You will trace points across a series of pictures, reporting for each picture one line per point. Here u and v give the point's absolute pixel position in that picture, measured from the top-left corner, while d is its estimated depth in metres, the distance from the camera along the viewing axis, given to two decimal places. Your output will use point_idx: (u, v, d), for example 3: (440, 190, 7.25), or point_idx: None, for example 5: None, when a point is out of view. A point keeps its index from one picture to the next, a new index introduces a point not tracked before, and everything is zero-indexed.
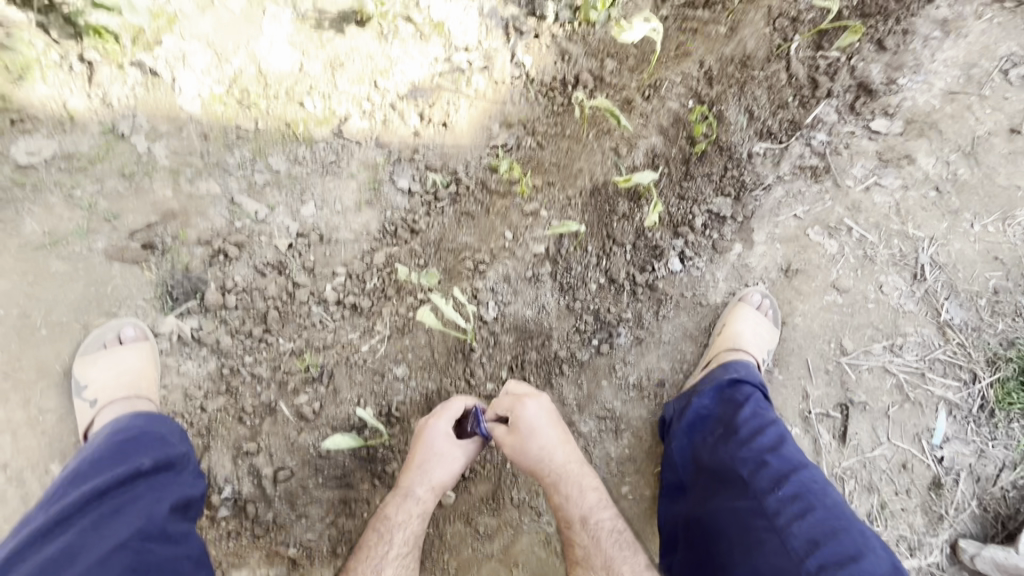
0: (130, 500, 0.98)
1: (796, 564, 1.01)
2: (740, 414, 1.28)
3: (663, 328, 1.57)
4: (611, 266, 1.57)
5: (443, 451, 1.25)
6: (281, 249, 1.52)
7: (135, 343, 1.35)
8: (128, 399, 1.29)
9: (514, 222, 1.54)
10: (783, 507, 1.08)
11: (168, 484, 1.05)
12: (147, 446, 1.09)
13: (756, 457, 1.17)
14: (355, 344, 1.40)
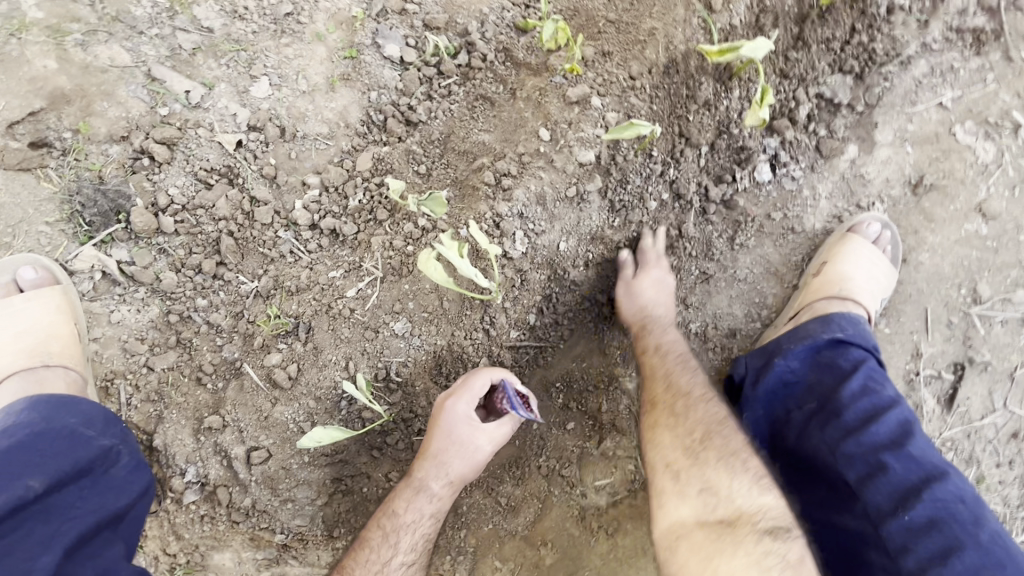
0: (9, 550, 0.73)
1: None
2: (843, 388, 0.89)
3: (739, 262, 1.21)
4: (679, 177, 1.16)
5: (465, 440, 0.98)
6: (227, 149, 1.11)
7: (35, 292, 1.00)
8: (35, 373, 0.98)
9: (551, 113, 1.06)
10: (910, 543, 0.77)
11: (67, 513, 0.80)
12: (43, 454, 0.82)
13: (868, 457, 0.83)
14: (339, 287, 1.05)
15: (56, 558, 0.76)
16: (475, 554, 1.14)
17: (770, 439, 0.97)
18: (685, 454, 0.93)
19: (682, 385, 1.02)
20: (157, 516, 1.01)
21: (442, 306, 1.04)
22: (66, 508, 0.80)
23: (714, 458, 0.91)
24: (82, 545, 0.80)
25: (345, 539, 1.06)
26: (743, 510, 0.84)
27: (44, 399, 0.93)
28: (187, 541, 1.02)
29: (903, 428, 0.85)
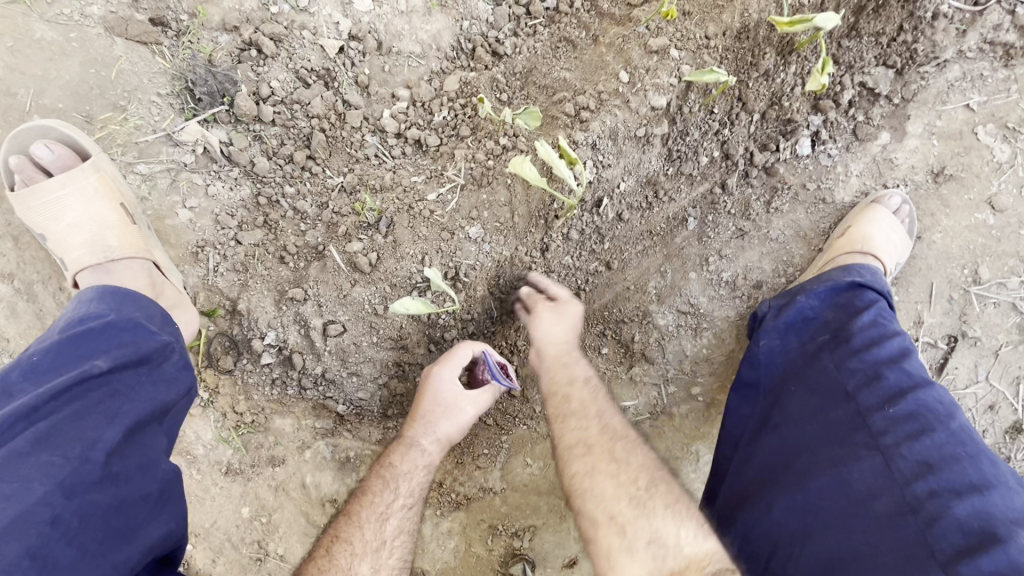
0: (73, 420, 0.75)
1: (899, 485, 0.89)
2: (857, 320, 1.08)
3: (773, 223, 1.34)
4: (730, 138, 1.27)
5: (452, 402, 1.02)
6: (328, 54, 1.18)
7: (69, 175, 1.00)
8: (103, 266, 0.99)
9: (632, 59, 1.17)
10: (890, 427, 0.95)
11: (128, 397, 0.80)
12: (107, 343, 0.83)
13: (869, 371, 1.02)
14: (420, 190, 1.15)
15: (120, 433, 0.77)
16: (510, 452, 1.21)
17: (787, 361, 1.14)
18: (632, 504, 0.88)
19: (617, 427, 1.00)
20: (232, 375, 1.11)
21: (513, 221, 1.16)
22: (127, 390, 0.81)
23: (660, 506, 0.88)
24: (143, 427, 0.81)
25: (397, 419, 1.17)
26: (690, 560, 0.80)
27: (110, 289, 0.93)
28: (255, 402, 1.12)
29: (901, 354, 1.05)
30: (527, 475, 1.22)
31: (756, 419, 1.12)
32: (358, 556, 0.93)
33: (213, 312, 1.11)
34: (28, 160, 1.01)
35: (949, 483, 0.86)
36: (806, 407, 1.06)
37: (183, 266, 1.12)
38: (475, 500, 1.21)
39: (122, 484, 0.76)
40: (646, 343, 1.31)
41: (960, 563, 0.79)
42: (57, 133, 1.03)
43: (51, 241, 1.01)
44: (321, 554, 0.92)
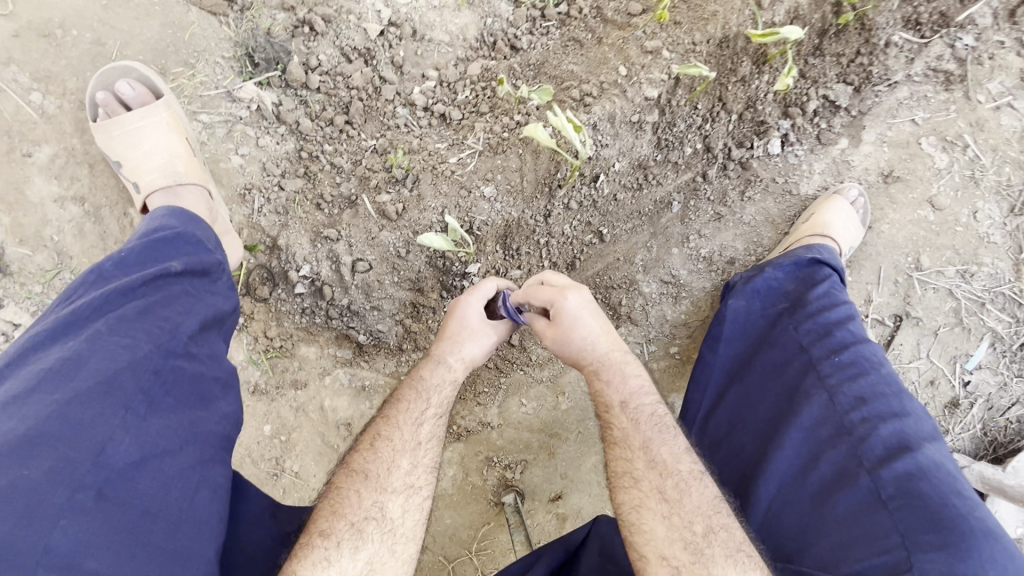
0: (160, 303, 0.90)
1: (839, 414, 1.07)
2: (813, 291, 1.26)
3: (746, 210, 1.53)
4: (712, 133, 1.47)
5: (476, 326, 1.16)
6: (370, 34, 1.36)
7: (145, 110, 1.16)
8: (171, 188, 1.14)
9: (631, 57, 1.38)
10: (834, 371, 1.12)
11: (197, 297, 0.96)
12: (180, 250, 0.99)
13: (819, 328, 1.19)
14: (443, 154, 1.32)
15: (196, 322, 0.92)
16: (507, 392, 1.35)
17: (750, 322, 1.31)
18: (687, 550, 0.93)
19: (666, 462, 1.04)
20: (267, 303, 1.27)
21: (521, 185, 1.34)
22: (196, 292, 0.96)
23: (719, 554, 0.91)
24: (213, 323, 0.96)
25: (409, 355, 1.31)
26: None
27: (179, 210, 1.09)
28: (284, 329, 1.28)
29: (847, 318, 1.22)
30: (521, 415, 1.35)
31: (722, 367, 1.28)
32: (397, 451, 1.03)
33: (254, 248, 1.27)
34: (110, 95, 1.16)
35: (878, 411, 1.05)
36: (767, 360, 1.23)
37: (231, 205, 1.28)
38: (472, 433, 1.35)
39: (198, 363, 0.90)
40: (631, 307, 1.48)
41: (882, 468, 0.98)
42: (133, 76, 1.18)
43: (126, 167, 1.16)
44: (368, 447, 1.04)
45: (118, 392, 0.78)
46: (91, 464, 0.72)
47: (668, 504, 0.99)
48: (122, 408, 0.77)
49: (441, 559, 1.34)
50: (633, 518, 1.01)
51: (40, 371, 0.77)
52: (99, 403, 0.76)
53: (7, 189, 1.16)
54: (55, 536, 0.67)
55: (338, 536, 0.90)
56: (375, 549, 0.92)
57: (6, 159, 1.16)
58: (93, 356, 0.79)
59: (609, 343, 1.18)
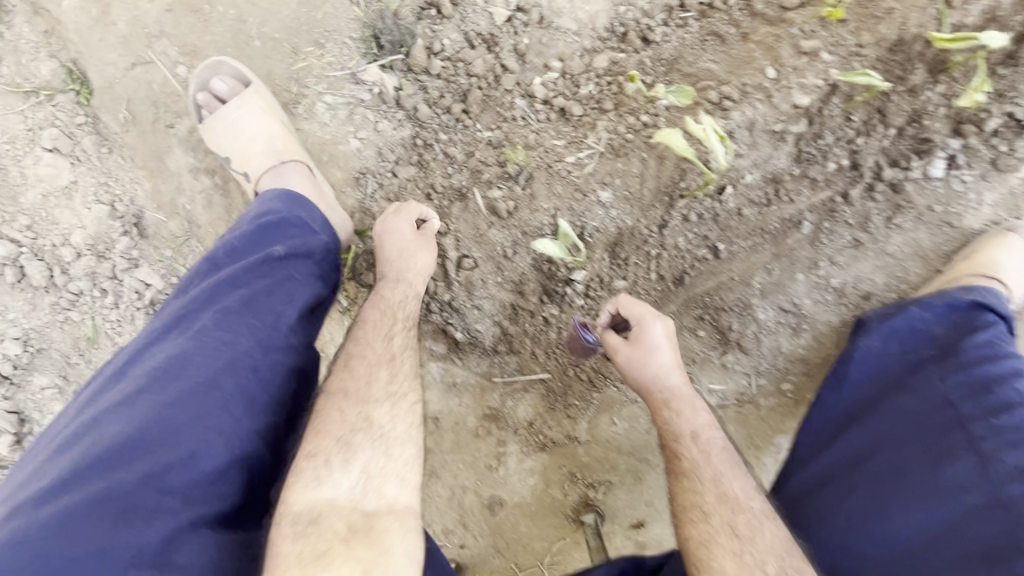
0: (262, 293, 0.92)
1: (991, 484, 0.92)
2: (969, 339, 1.08)
3: (890, 238, 1.33)
4: (863, 149, 1.28)
5: (409, 240, 1.11)
6: (497, 21, 1.30)
7: (237, 97, 1.17)
8: (278, 168, 1.15)
9: (781, 57, 1.23)
10: (991, 435, 0.96)
11: (300, 282, 0.97)
12: (282, 236, 1.02)
13: (974, 381, 1.02)
14: (560, 153, 1.25)
15: (295, 310, 0.94)
16: (598, 408, 1.28)
17: (886, 366, 1.14)
18: None
19: (738, 496, 0.97)
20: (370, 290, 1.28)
21: (641, 193, 1.24)
22: (300, 275, 0.99)
23: None
24: (312, 310, 0.98)
25: (502, 359, 1.29)
26: None
27: (287, 192, 1.11)
28: None
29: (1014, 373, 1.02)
30: (611, 434, 1.28)
31: (843, 414, 1.12)
32: (374, 366, 0.98)
33: (362, 233, 1.25)
34: (208, 95, 1.18)
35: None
36: (901, 408, 1.06)
37: (345, 187, 1.28)
38: (559, 446, 1.28)
39: (291, 354, 0.92)
40: (743, 333, 1.35)
41: None
42: (220, 68, 1.19)
43: (234, 160, 1.18)
44: (343, 368, 0.98)
45: (216, 390, 0.82)
46: (183, 466, 0.76)
47: (739, 543, 0.92)
48: (216, 404, 0.81)
49: (513, 567, 1.29)
50: (701, 554, 0.92)
51: (150, 369, 0.83)
52: (197, 403, 0.80)
53: (151, 158, 1.23)
54: (148, 533, 0.72)
55: (325, 453, 0.86)
56: (369, 457, 0.88)
57: (150, 129, 1.22)
58: (196, 355, 0.84)
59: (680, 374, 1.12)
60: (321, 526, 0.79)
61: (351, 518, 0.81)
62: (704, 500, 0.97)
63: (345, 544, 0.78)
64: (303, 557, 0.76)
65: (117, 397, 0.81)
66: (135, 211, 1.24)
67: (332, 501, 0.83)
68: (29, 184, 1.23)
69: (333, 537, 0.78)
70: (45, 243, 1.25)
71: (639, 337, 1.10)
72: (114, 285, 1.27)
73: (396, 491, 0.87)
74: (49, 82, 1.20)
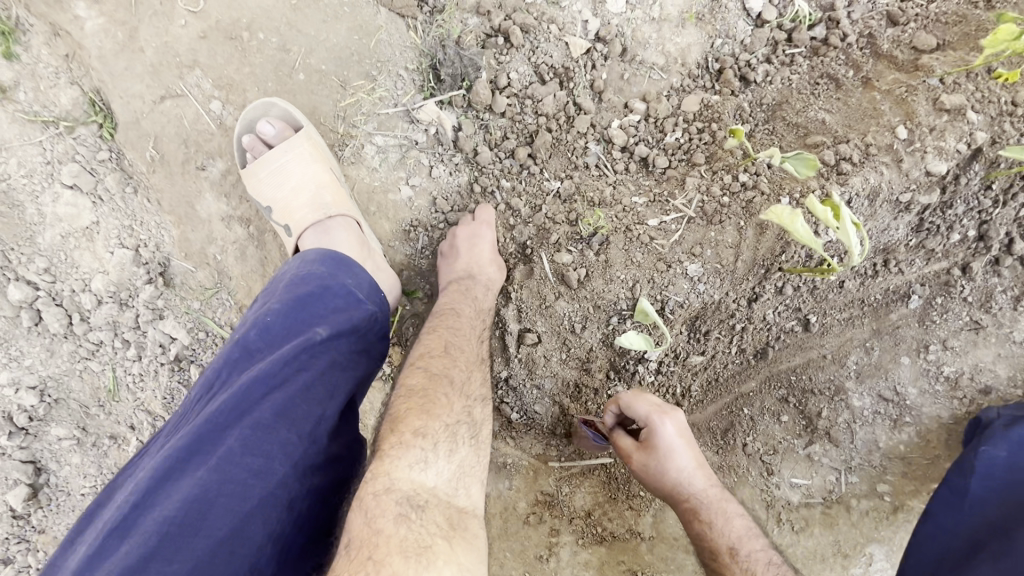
0: (300, 395, 0.79)
1: None
2: None
3: (1016, 321, 1.14)
4: (994, 219, 1.08)
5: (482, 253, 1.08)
6: (573, 54, 1.12)
7: (286, 141, 1.02)
8: (324, 224, 1.01)
9: (917, 113, 1.02)
10: None
11: (342, 369, 0.84)
12: (325, 309, 0.85)
13: None
14: (641, 213, 1.08)
15: (337, 407, 0.82)
16: (665, 500, 1.14)
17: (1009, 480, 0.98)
18: None
19: None
20: None
21: (734, 264, 1.06)
22: (340, 361, 0.84)
23: None
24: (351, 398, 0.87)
25: (560, 441, 1.15)
26: None
27: (330, 250, 0.94)
28: None
29: None
30: (680, 531, 1.13)
31: (964, 536, 0.98)
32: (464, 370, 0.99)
33: (412, 293, 1.15)
34: (254, 137, 1.03)
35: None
36: None
37: (393, 240, 1.14)
38: (619, 540, 1.14)
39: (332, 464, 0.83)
40: (833, 422, 1.18)
41: None
42: (271, 108, 1.05)
43: (276, 209, 1.04)
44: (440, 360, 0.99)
45: (247, 544, 0.72)
46: None
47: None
48: (248, 550, 0.72)
49: None
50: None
51: (167, 520, 0.69)
52: (225, 565, 0.71)
53: (178, 202, 1.09)
54: None
55: (433, 437, 0.86)
56: (464, 454, 0.89)
57: (179, 169, 1.08)
58: (224, 493, 0.72)
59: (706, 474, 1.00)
60: (427, 515, 0.75)
61: (448, 511, 0.79)
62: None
63: (446, 537, 0.73)
64: (406, 540, 0.70)
65: (127, 554, 0.68)
66: (160, 258, 1.12)
67: (433, 488, 0.81)
68: (46, 224, 1.09)
69: (436, 529, 0.73)
70: (63, 288, 1.13)
71: (650, 442, 0.97)
72: (136, 336, 1.15)
73: (478, 495, 0.86)
74: (68, 113, 1.05)
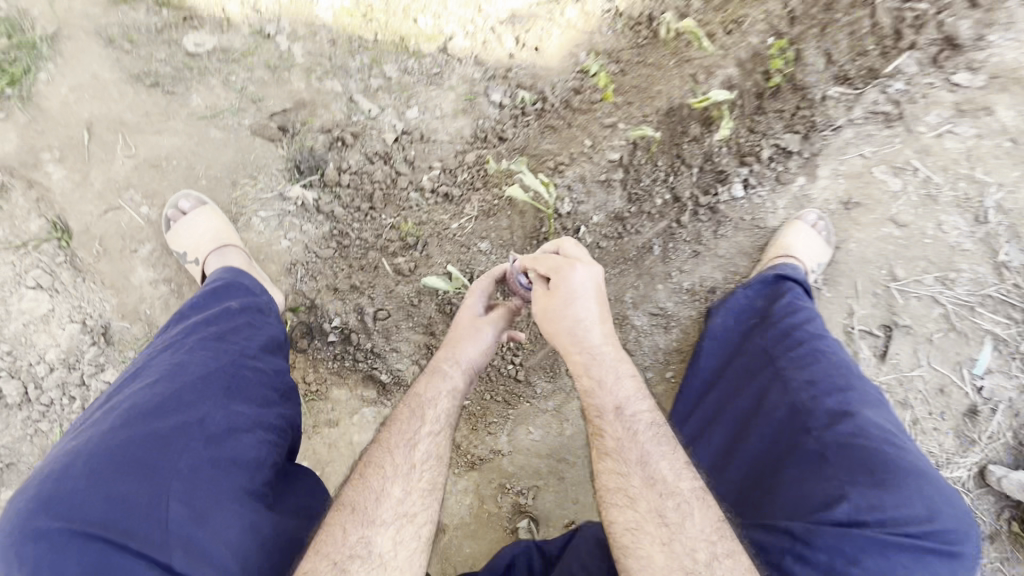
0: (231, 329, 1.25)
1: (793, 397, 1.20)
2: (779, 306, 1.37)
3: (720, 245, 1.71)
4: (677, 185, 1.70)
5: (475, 327, 1.31)
6: (388, 141, 1.72)
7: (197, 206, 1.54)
8: (221, 249, 1.48)
9: (592, 129, 1.71)
10: (791, 368, 1.24)
11: (257, 324, 1.30)
12: (241, 293, 1.36)
13: (775, 332, 1.33)
14: (447, 223, 1.63)
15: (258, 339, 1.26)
16: (515, 422, 1.48)
17: (728, 338, 1.43)
18: None
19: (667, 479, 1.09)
20: (306, 353, 1.58)
21: (512, 240, 1.61)
22: (254, 320, 1.31)
23: None
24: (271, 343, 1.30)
25: None
26: None
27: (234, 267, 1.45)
28: (319, 374, 1.58)
29: (808, 318, 1.33)
30: (530, 443, 1.47)
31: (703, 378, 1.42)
32: (387, 479, 1.09)
33: (295, 308, 1.59)
34: (174, 209, 1.54)
35: (862, 457, 1.06)
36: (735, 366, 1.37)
37: (280, 277, 1.62)
38: (486, 461, 1.47)
39: (263, 370, 1.22)
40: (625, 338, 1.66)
41: (827, 434, 1.12)
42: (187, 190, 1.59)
43: (188, 251, 1.50)
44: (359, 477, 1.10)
45: (210, 383, 1.13)
46: (194, 428, 1.06)
47: (669, 528, 1.03)
48: (212, 385, 1.13)
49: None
50: (627, 539, 1.04)
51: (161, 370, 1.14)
52: (196, 389, 1.11)
53: (117, 278, 1.52)
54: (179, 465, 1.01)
55: (339, 555, 1.00)
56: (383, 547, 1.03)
57: (117, 256, 1.53)
58: (191, 360, 1.16)
59: (605, 333, 1.20)
60: None
61: None
62: (630, 484, 1.09)
63: None
64: None
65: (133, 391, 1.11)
66: (101, 324, 1.50)
67: None
68: (13, 318, 1.49)
69: None
70: (23, 363, 1.47)
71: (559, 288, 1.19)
72: (81, 392, 1.47)
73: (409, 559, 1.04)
74: (35, 235, 1.52)
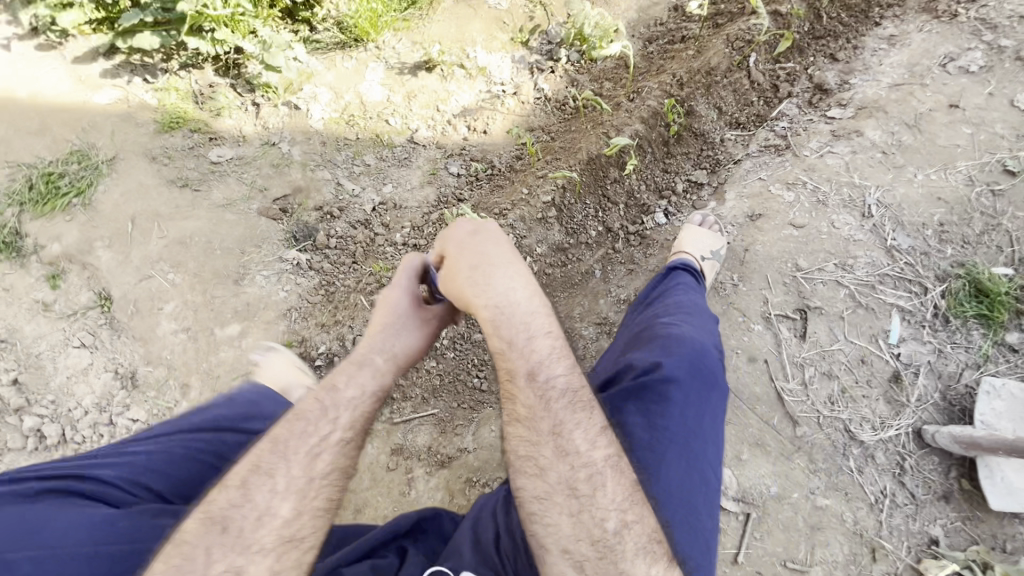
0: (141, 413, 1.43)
1: (638, 340, 1.46)
2: (653, 290, 1.67)
3: (650, 261, 2.00)
4: (608, 219, 2.08)
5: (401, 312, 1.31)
6: (367, 210, 2.11)
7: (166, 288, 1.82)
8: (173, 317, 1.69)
9: (529, 181, 2.09)
10: (645, 323, 1.53)
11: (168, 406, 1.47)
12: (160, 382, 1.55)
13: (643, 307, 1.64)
14: None
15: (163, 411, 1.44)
16: (478, 422, 1.67)
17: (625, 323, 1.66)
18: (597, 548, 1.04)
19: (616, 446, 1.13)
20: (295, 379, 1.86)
21: None
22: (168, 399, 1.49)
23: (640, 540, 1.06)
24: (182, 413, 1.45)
25: (400, 406, 1.71)
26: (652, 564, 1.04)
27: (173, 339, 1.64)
28: None
29: (668, 289, 1.63)
30: (491, 440, 1.64)
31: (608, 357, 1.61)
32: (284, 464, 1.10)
33: (289, 344, 1.91)
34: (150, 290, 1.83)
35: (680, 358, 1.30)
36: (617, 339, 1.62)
37: (275, 321, 1.94)
38: (454, 460, 1.63)
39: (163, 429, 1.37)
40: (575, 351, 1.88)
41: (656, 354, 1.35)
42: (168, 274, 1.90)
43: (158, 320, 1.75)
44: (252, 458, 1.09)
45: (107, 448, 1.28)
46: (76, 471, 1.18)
47: (580, 499, 1.08)
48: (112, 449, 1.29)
49: None
50: (538, 506, 1.09)
51: None
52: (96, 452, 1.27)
53: (145, 331, 1.90)
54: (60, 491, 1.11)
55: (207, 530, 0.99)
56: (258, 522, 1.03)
57: (146, 316, 1.91)
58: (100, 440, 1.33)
59: (517, 288, 1.21)
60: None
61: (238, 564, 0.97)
62: (540, 454, 1.12)
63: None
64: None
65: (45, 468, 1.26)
66: (130, 371, 1.85)
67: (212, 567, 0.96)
68: (59, 372, 1.82)
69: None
70: (64, 410, 1.79)
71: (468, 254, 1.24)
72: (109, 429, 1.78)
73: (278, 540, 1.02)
74: (83, 305, 1.89)
